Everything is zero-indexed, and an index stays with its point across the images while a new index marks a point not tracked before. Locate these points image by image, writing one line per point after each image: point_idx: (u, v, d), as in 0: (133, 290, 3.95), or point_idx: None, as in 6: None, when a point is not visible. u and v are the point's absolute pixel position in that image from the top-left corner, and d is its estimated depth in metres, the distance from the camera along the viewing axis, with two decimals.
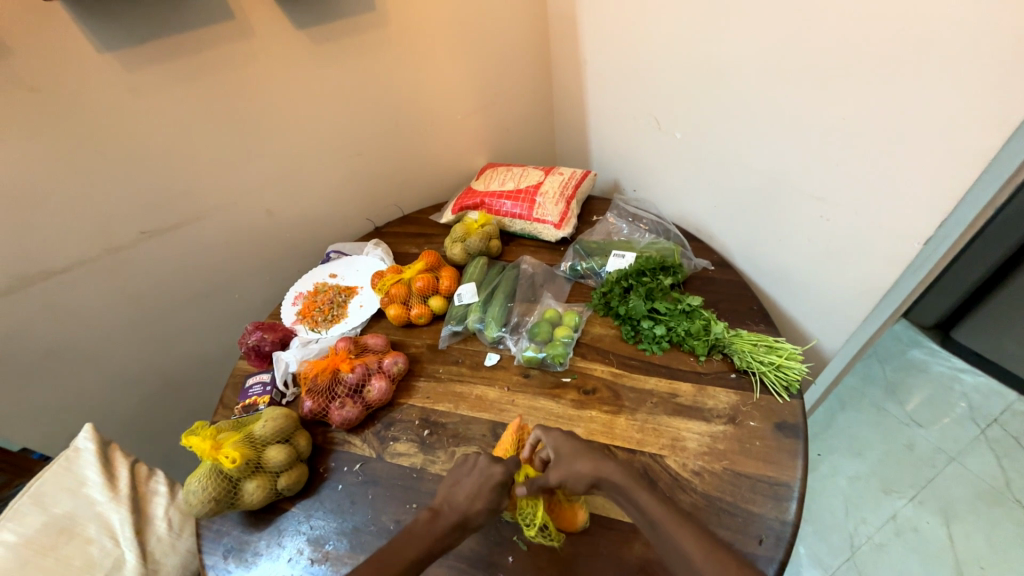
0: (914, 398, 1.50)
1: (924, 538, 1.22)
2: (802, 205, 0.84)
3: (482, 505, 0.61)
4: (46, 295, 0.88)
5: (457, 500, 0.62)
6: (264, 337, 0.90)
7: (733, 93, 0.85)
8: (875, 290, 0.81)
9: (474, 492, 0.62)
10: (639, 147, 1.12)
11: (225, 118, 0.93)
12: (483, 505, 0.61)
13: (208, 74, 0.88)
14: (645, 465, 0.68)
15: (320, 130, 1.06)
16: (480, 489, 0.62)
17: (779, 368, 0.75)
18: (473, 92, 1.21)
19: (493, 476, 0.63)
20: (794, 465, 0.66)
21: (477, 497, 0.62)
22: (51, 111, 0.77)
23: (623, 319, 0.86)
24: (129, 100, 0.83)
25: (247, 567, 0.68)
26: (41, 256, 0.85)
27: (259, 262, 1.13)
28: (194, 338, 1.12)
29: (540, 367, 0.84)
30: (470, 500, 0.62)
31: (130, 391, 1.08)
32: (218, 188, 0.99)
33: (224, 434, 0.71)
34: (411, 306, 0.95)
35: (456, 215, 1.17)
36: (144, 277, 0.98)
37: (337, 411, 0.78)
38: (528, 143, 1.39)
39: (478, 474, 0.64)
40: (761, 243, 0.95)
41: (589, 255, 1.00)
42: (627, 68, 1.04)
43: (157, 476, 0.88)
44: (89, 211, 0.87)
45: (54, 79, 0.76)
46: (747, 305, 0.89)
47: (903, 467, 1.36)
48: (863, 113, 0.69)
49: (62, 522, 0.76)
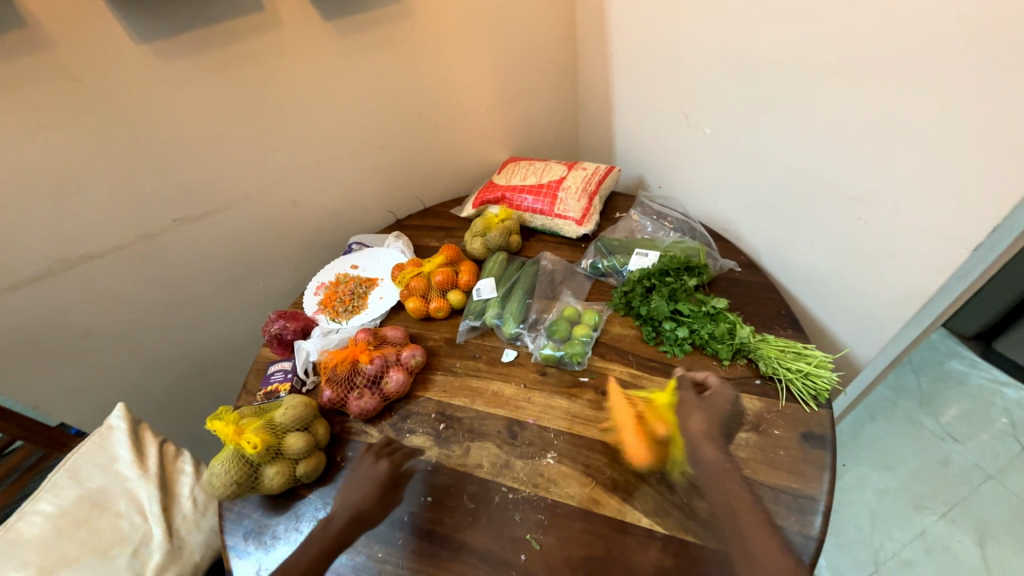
0: (950, 411, 1.43)
1: (955, 557, 1.17)
2: (838, 206, 0.80)
3: (376, 498, 0.70)
4: (83, 278, 0.92)
5: (352, 498, 0.70)
6: (286, 326, 0.93)
7: (772, 88, 0.81)
8: (916, 297, 0.76)
9: (368, 493, 0.70)
10: (666, 143, 1.09)
11: (252, 110, 0.95)
12: (379, 499, 0.69)
13: (236, 65, 0.89)
14: (663, 470, 0.67)
15: (343, 122, 1.06)
16: (370, 487, 0.70)
17: (808, 376, 0.72)
18: (497, 84, 1.20)
19: (378, 471, 0.72)
20: (820, 478, 0.63)
21: (370, 494, 0.70)
22: (87, 100, 0.80)
23: (644, 319, 0.84)
24: (161, 90, 0.85)
25: (266, 550, 0.69)
26: (80, 241, 0.89)
27: (283, 251, 1.15)
28: (220, 323, 1.15)
29: (557, 365, 0.83)
30: (364, 498, 0.69)
31: (159, 373, 1.12)
32: (244, 178, 1.01)
33: (246, 420, 0.73)
34: (430, 300, 0.95)
35: (477, 209, 1.16)
36: (173, 264, 1.01)
37: (356, 401, 0.79)
38: (551, 137, 1.37)
39: (366, 477, 0.71)
40: (793, 244, 0.91)
41: (611, 253, 0.98)
42: (658, 63, 1.01)
43: (184, 456, 0.91)
44: (123, 198, 0.90)
45: (91, 70, 0.78)
46: (775, 309, 0.85)
47: (934, 483, 1.30)
48: (911, 111, 0.65)
49: (94, 496, 0.80)
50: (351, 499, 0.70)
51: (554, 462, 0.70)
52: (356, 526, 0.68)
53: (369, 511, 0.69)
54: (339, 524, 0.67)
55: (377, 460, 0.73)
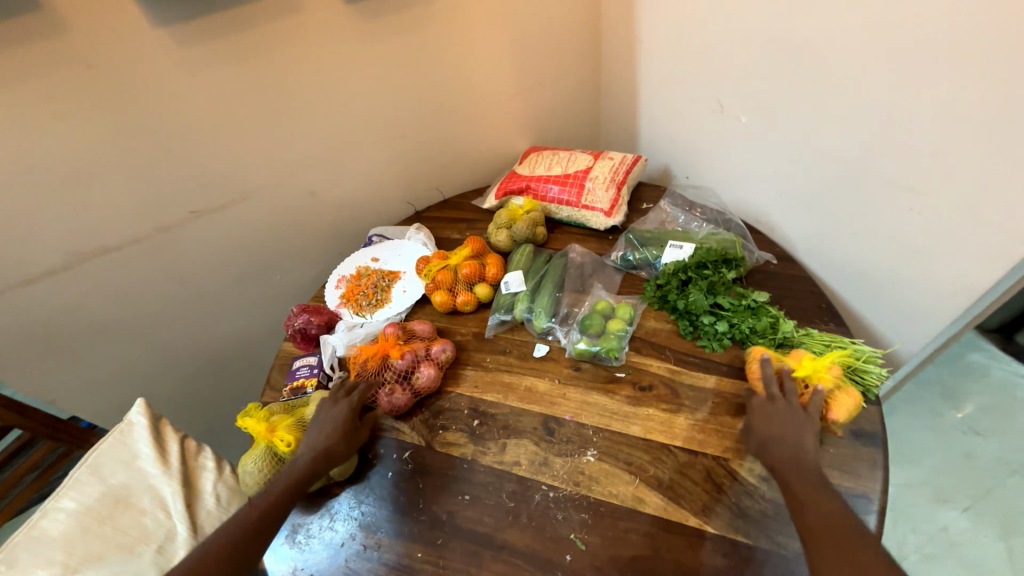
0: (973, 404, 1.42)
1: (979, 551, 1.17)
2: (884, 196, 0.77)
3: (341, 436, 0.71)
4: (100, 271, 0.90)
5: (316, 436, 0.70)
6: (310, 320, 0.90)
7: (816, 73, 0.78)
8: (966, 289, 0.74)
9: (331, 433, 0.71)
10: (696, 131, 1.06)
11: (272, 97, 0.92)
12: (343, 436, 0.71)
13: (255, 49, 0.86)
14: (708, 468, 0.65)
15: (364, 109, 1.03)
16: (334, 427, 0.72)
17: (857, 371, 0.69)
18: (518, 70, 1.16)
19: (340, 409, 0.74)
20: (873, 476, 0.62)
21: (334, 432, 0.71)
22: (104, 86, 0.77)
23: (681, 313, 0.82)
24: (179, 75, 0.82)
25: (300, 549, 0.68)
26: (96, 233, 0.86)
27: (301, 243, 1.12)
28: (237, 317, 1.12)
29: (592, 360, 0.81)
30: (328, 437, 0.70)
31: (176, 368, 1.10)
32: (263, 167, 0.98)
33: (276, 417, 0.73)
34: (457, 293, 0.93)
35: (500, 200, 1.13)
36: (190, 256, 0.98)
37: (386, 397, 0.77)
38: (572, 126, 1.33)
39: (327, 418, 0.73)
40: (832, 235, 0.89)
41: (643, 245, 0.95)
42: (690, 48, 0.98)
43: (206, 451, 0.89)
44: (140, 189, 0.87)
45: (108, 55, 0.75)
46: (814, 302, 0.83)
47: (957, 476, 1.29)
48: (973, 95, 0.63)
49: (117, 493, 0.79)
50: (314, 437, 0.70)
51: (594, 460, 0.69)
52: (322, 463, 0.68)
53: (336, 447, 0.70)
54: (305, 461, 0.68)
55: (338, 400, 0.75)
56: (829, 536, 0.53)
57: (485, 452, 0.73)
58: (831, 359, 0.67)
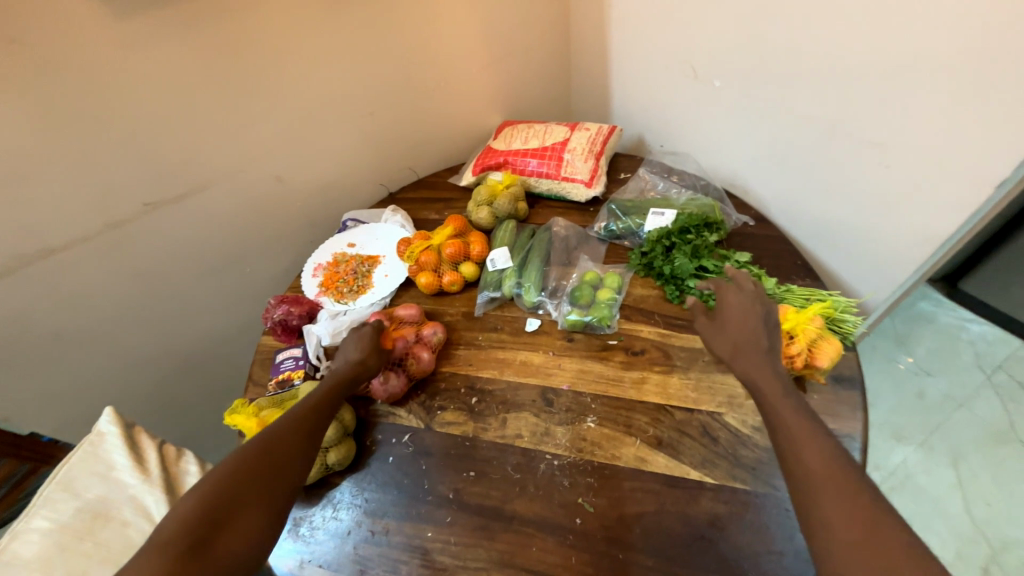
0: (924, 348, 1.53)
1: (933, 480, 1.29)
2: (853, 153, 0.81)
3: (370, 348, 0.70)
4: (48, 274, 0.82)
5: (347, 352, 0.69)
6: (290, 311, 0.86)
7: (786, 34, 0.80)
8: (927, 238, 0.79)
9: (359, 348, 0.69)
10: (669, 98, 1.06)
11: (227, 74, 0.85)
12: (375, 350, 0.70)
13: (204, 22, 0.79)
14: (704, 423, 0.68)
15: (328, 85, 0.97)
16: (361, 341, 0.70)
17: (834, 320, 0.73)
18: (488, 40, 1.13)
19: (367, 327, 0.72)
20: (855, 416, 0.66)
21: (364, 345, 0.70)
22: (33, 66, 0.69)
23: (667, 279, 0.84)
24: (120, 52, 0.74)
25: (305, 542, 0.66)
26: (40, 232, 0.79)
27: (270, 232, 1.06)
28: (207, 314, 1.06)
29: (584, 330, 0.82)
30: (359, 350, 0.69)
31: (144, 373, 1.03)
32: (223, 152, 0.91)
33: (266, 412, 0.69)
34: (442, 273, 0.91)
35: (477, 176, 1.10)
36: (150, 253, 0.92)
37: (381, 386, 0.74)
38: (544, 98, 1.31)
39: (356, 336, 0.71)
40: (805, 195, 0.92)
41: (625, 214, 0.95)
42: (660, 13, 0.97)
43: (187, 456, 0.85)
44: (86, 181, 0.80)
45: (34, 30, 0.67)
46: (791, 260, 0.86)
47: (913, 414, 1.41)
48: (934, 50, 0.65)
49: (94, 507, 0.74)
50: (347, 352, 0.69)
51: (595, 426, 0.70)
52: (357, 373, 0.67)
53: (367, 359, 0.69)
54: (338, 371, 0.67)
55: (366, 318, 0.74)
56: (827, 478, 0.44)
57: (484, 428, 0.73)
58: (813, 312, 0.70)
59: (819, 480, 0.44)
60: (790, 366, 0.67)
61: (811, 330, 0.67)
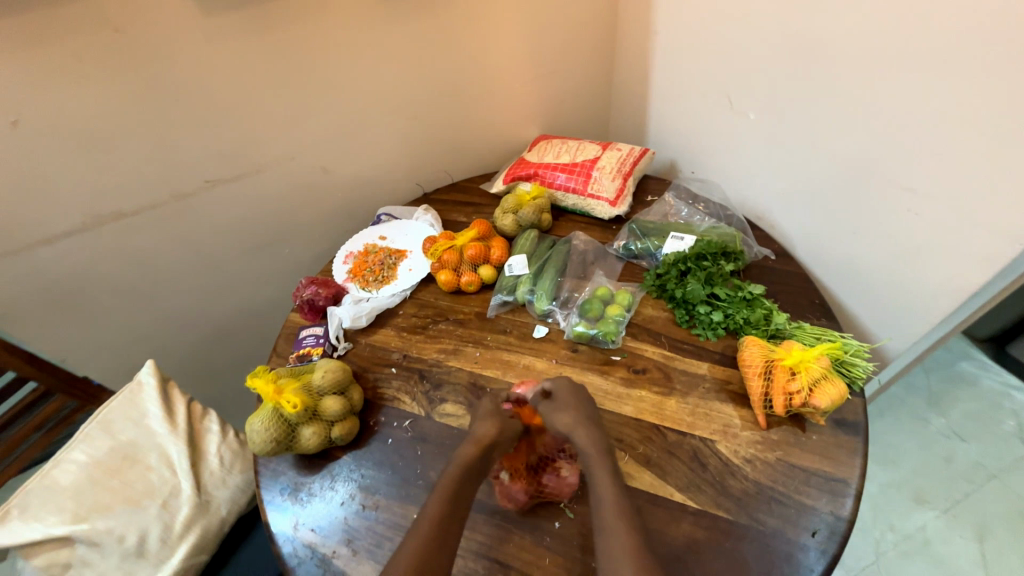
0: (959, 411, 1.45)
1: (953, 551, 1.20)
2: (883, 197, 0.80)
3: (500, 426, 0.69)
4: (116, 234, 0.92)
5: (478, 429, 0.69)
6: (318, 292, 0.93)
7: (826, 73, 0.80)
8: (954, 292, 0.77)
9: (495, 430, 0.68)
10: (705, 126, 1.07)
11: (291, 71, 0.93)
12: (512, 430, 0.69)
13: (276, 23, 0.87)
14: (695, 448, 0.68)
15: (379, 88, 1.04)
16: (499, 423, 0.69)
17: (843, 363, 0.72)
18: (533, 57, 1.18)
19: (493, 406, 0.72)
20: (852, 463, 0.64)
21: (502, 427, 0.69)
22: (128, 51, 0.79)
23: (678, 302, 0.84)
24: (201, 45, 0.83)
25: (302, 506, 0.71)
26: (114, 196, 0.89)
27: (310, 218, 1.14)
28: (245, 287, 1.15)
29: (589, 343, 0.84)
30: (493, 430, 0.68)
31: (184, 334, 1.12)
32: (278, 141, 1.00)
33: (284, 380, 0.74)
34: (461, 273, 0.95)
35: (508, 185, 1.15)
36: (203, 225, 1.01)
37: (562, 481, 0.66)
38: (582, 116, 1.35)
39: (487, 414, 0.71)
40: (832, 235, 0.91)
41: (645, 235, 0.97)
42: (704, 43, 0.99)
43: (211, 415, 0.92)
44: (158, 156, 0.89)
45: (134, 21, 0.77)
46: (808, 298, 0.85)
47: (939, 479, 1.32)
48: (977, 101, 0.64)
49: (125, 449, 0.82)
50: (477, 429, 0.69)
51: None
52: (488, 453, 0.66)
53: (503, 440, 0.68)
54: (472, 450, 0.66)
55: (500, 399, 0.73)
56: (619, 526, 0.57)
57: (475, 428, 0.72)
58: (821, 350, 0.69)
59: (616, 523, 0.57)
60: (786, 402, 0.67)
61: (813, 369, 0.67)
